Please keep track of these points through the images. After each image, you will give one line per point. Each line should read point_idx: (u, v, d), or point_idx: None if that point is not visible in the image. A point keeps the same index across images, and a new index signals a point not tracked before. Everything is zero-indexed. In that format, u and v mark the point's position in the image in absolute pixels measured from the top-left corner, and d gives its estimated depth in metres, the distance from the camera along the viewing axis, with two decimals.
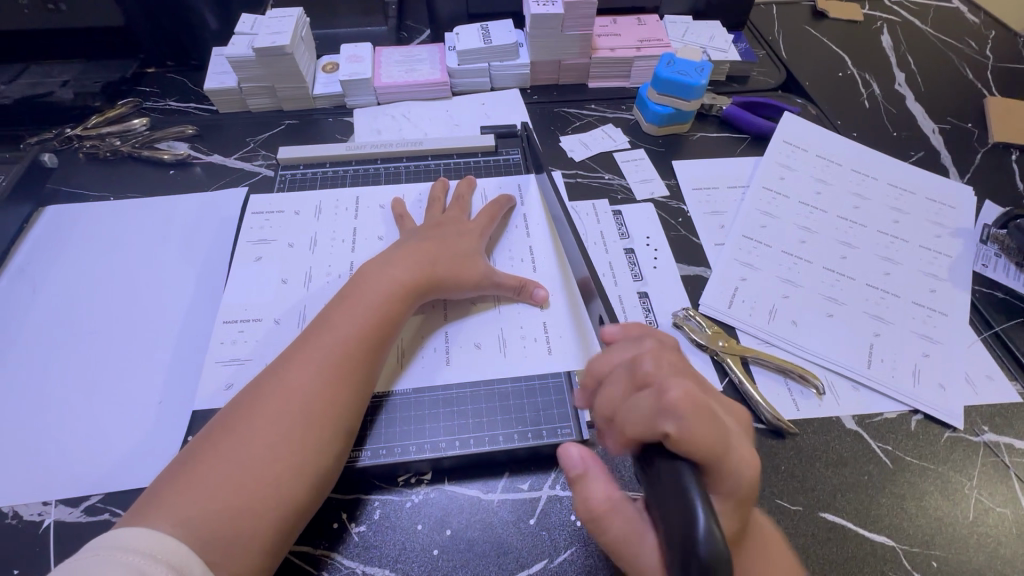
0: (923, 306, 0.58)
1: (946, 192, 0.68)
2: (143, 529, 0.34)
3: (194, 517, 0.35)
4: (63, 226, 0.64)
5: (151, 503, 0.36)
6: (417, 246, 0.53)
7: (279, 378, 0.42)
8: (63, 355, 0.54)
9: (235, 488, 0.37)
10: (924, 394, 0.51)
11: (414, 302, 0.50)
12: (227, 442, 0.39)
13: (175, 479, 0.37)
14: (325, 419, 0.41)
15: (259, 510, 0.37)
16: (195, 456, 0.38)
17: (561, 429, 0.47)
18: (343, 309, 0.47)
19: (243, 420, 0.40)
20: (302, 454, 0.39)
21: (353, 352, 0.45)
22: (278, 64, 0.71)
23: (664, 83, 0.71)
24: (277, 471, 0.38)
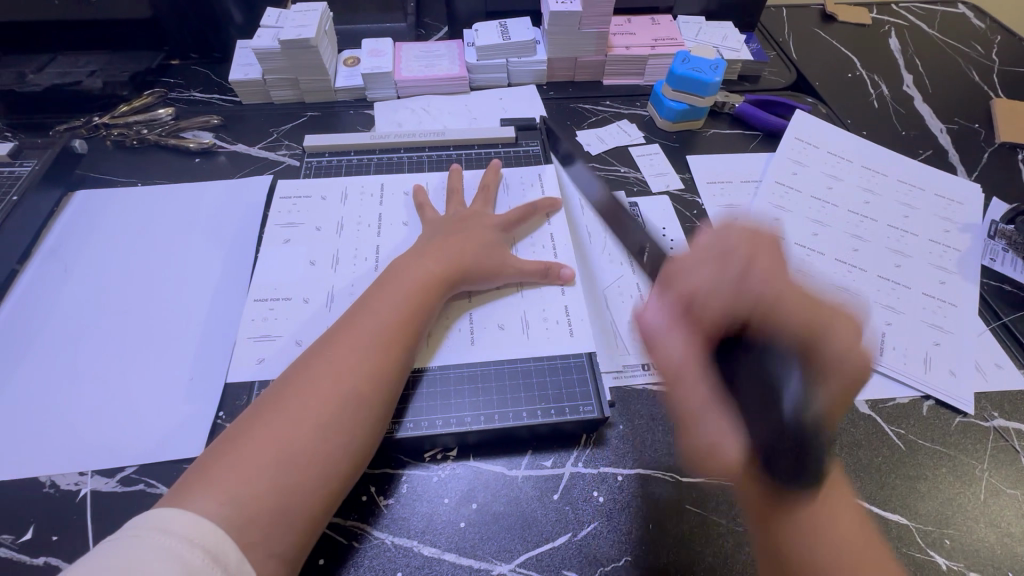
0: (933, 297, 0.59)
1: (955, 189, 0.70)
2: (184, 510, 0.35)
3: (236, 497, 0.36)
4: (93, 210, 0.66)
5: (194, 481, 0.37)
6: (444, 240, 0.54)
7: (317, 364, 0.43)
8: (97, 334, 0.55)
9: (276, 468, 0.38)
10: (935, 380, 0.53)
11: (445, 292, 0.51)
12: (267, 424, 0.40)
13: (216, 458, 0.38)
14: (363, 404, 0.42)
15: (302, 491, 0.38)
16: (239, 436, 0.39)
17: (583, 406, 0.48)
18: (382, 296, 0.48)
19: (288, 402, 0.41)
20: (339, 437, 0.40)
21: (388, 340, 0.46)
22: (302, 56, 0.73)
23: (679, 80, 0.73)
24: (321, 453, 0.39)
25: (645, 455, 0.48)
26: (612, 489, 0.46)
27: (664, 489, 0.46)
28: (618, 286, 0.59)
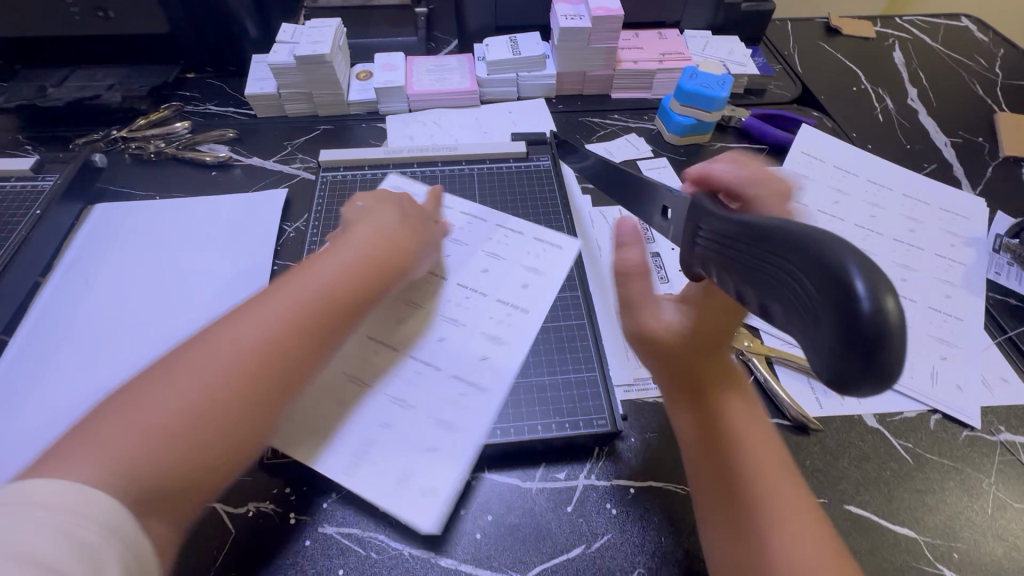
0: (940, 311, 0.60)
1: (960, 203, 0.71)
2: (58, 480, 0.30)
3: (122, 463, 0.32)
4: (112, 222, 0.67)
5: (74, 447, 0.32)
6: (402, 218, 0.53)
7: (236, 326, 0.39)
8: (118, 346, 0.56)
9: (173, 437, 0.34)
10: (941, 394, 0.54)
11: (398, 267, 0.49)
12: (167, 386, 0.35)
13: (103, 422, 0.33)
14: (284, 374, 0.39)
15: (204, 468, 0.35)
16: (134, 397, 0.35)
17: (596, 420, 0.49)
18: (325, 263, 0.45)
19: (196, 364, 0.37)
20: (254, 409, 0.37)
21: (323, 308, 0.42)
22: (317, 71, 0.74)
23: (687, 95, 0.74)
24: (229, 429, 0.36)
25: (658, 467, 0.49)
26: (625, 501, 0.47)
27: (676, 500, 0.46)
28: None
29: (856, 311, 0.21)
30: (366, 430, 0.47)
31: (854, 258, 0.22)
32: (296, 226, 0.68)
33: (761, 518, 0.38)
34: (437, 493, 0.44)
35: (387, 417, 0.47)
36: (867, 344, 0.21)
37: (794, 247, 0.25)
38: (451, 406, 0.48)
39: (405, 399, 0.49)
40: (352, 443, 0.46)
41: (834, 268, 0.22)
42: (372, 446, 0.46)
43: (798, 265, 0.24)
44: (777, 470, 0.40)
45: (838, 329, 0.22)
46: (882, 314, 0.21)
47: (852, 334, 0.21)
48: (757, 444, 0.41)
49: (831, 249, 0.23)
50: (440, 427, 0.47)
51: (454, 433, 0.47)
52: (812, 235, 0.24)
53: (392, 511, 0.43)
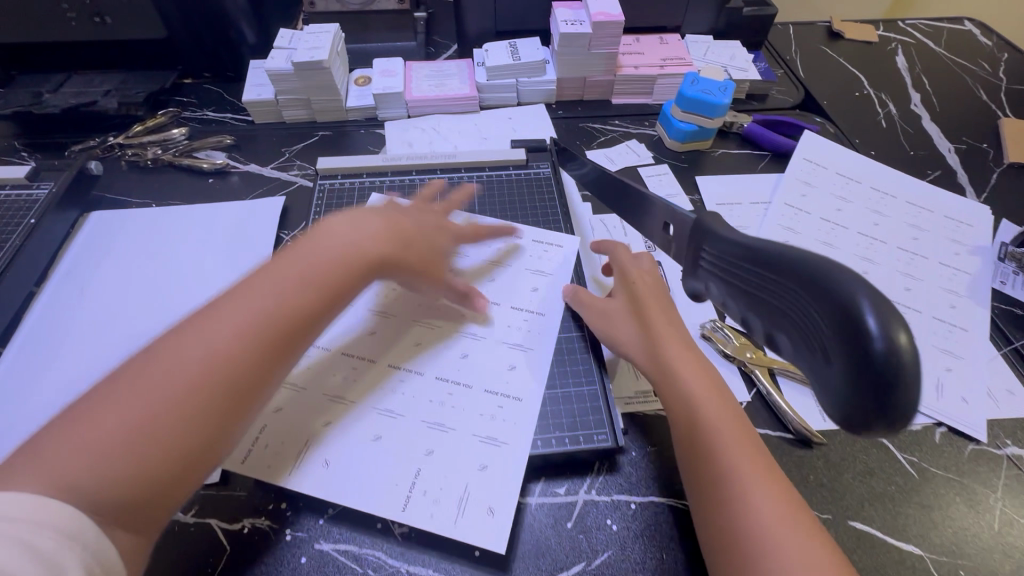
0: (944, 321, 0.59)
1: (964, 211, 0.70)
2: (10, 494, 0.31)
3: (74, 476, 0.33)
4: (107, 230, 0.66)
5: (28, 462, 0.33)
6: (380, 216, 0.51)
7: (188, 336, 0.39)
8: (112, 357, 0.56)
9: (128, 448, 0.34)
10: (947, 407, 0.53)
11: (365, 272, 0.48)
12: (118, 396, 0.36)
13: (59, 436, 0.34)
14: (239, 383, 0.39)
15: (161, 473, 0.35)
16: (89, 410, 0.35)
17: (597, 435, 0.49)
18: (282, 264, 0.45)
19: (150, 372, 0.37)
20: (210, 418, 0.38)
21: (277, 316, 0.42)
22: (314, 77, 0.74)
23: (687, 101, 0.73)
24: (184, 431, 0.36)
25: (659, 482, 0.48)
26: (625, 516, 0.46)
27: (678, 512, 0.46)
28: None
29: (867, 341, 0.22)
30: (361, 449, 0.46)
31: (860, 288, 0.23)
32: (293, 234, 0.67)
33: (729, 475, 0.41)
34: (496, 512, 0.43)
35: (415, 437, 0.47)
36: (881, 377, 0.22)
37: (797, 271, 0.26)
38: (489, 424, 0.48)
39: (440, 421, 0.48)
40: (343, 461, 0.46)
41: (841, 299, 0.23)
42: (415, 473, 0.45)
43: (804, 293, 0.25)
44: (735, 426, 0.43)
45: (852, 361, 0.23)
46: (892, 345, 0.22)
47: (869, 367, 0.22)
48: (714, 405, 0.44)
49: (838, 280, 0.24)
50: (484, 446, 0.47)
51: (501, 450, 0.46)
52: (814, 262, 0.25)
53: (456, 534, 0.42)
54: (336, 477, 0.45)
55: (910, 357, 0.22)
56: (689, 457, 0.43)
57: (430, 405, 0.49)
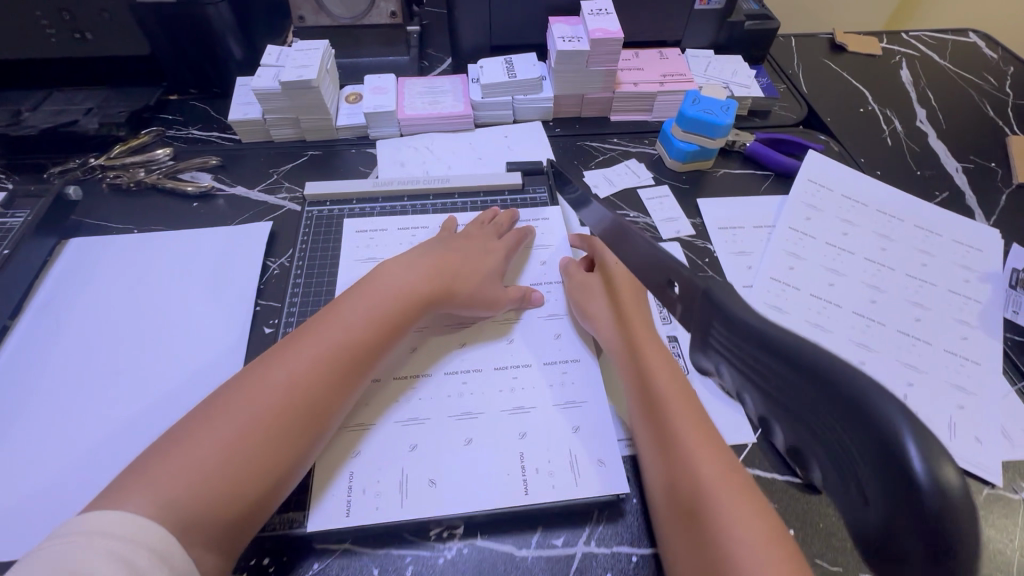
0: (956, 354, 0.57)
1: (974, 234, 0.68)
2: (118, 513, 0.35)
3: (169, 494, 0.37)
4: (86, 259, 0.64)
5: (131, 484, 0.37)
6: (434, 254, 0.57)
7: (265, 371, 0.45)
8: (91, 396, 0.53)
9: (222, 469, 0.39)
10: (961, 448, 0.51)
11: (421, 311, 0.52)
12: (210, 422, 0.41)
13: (158, 459, 0.39)
14: (308, 413, 0.44)
15: (241, 498, 0.39)
16: (184, 436, 0.41)
17: (596, 485, 0.46)
18: (353, 304, 0.50)
19: (237, 405, 0.42)
20: (282, 442, 0.42)
21: (343, 354, 0.47)
22: (303, 97, 0.71)
23: (689, 121, 0.71)
24: (264, 461, 0.41)
25: None
26: (626, 571, 0.43)
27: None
28: None
29: (913, 490, 0.17)
30: (398, 459, 0.47)
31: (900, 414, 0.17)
32: (280, 262, 0.65)
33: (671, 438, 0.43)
34: (607, 461, 0.47)
35: (450, 431, 0.49)
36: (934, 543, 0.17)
37: (815, 381, 0.19)
38: (562, 392, 0.52)
39: (468, 409, 0.51)
40: (376, 475, 0.46)
41: (884, 434, 0.17)
42: (518, 454, 0.48)
43: (828, 414, 0.19)
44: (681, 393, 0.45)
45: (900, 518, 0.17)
46: (946, 494, 0.16)
47: (920, 525, 0.17)
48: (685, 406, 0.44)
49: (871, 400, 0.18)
50: (568, 409, 0.51)
51: (584, 409, 0.51)
52: (843, 374, 0.18)
53: (584, 492, 0.46)
54: (368, 494, 0.45)
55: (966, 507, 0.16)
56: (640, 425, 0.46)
57: (501, 393, 0.52)
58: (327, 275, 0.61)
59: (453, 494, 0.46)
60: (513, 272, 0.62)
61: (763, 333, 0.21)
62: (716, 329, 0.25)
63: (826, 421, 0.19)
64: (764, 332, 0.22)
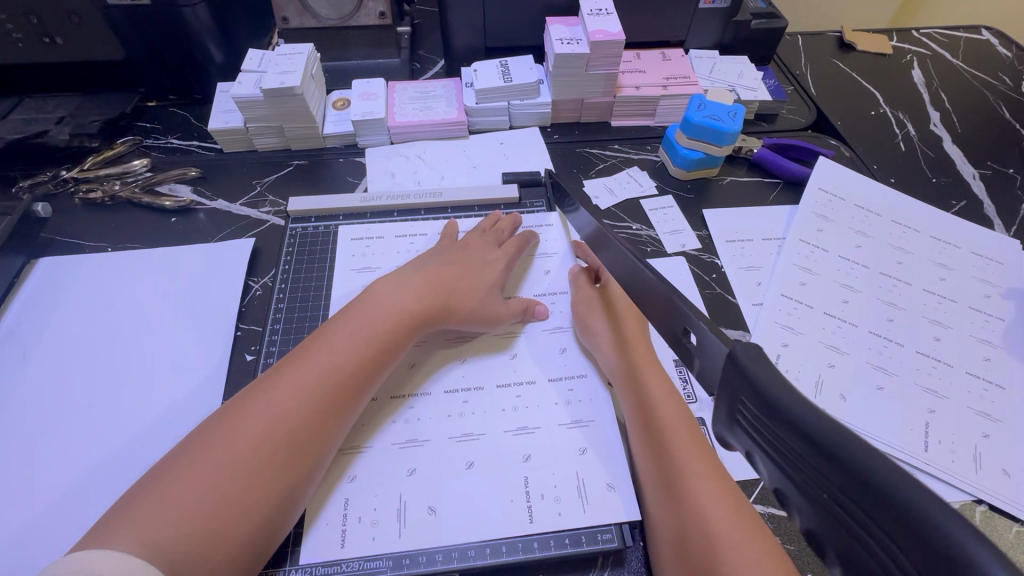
0: (978, 377, 0.54)
1: (993, 246, 0.65)
2: (106, 553, 0.32)
3: (161, 538, 0.34)
4: (56, 279, 0.60)
5: (114, 526, 0.34)
6: (430, 268, 0.53)
7: (254, 399, 0.42)
8: (59, 431, 0.50)
9: (212, 506, 0.36)
10: (988, 482, 0.48)
11: (416, 330, 0.49)
12: (198, 458, 0.38)
13: (142, 497, 0.36)
14: (300, 444, 0.40)
15: (232, 538, 0.36)
16: (169, 471, 0.37)
17: (601, 534, 0.41)
18: (345, 324, 0.47)
19: (226, 436, 0.39)
20: (274, 476, 0.38)
21: (335, 380, 0.43)
22: (286, 104, 0.67)
23: (695, 128, 0.67)
24: (256, 496, 0.37)
25: None
26: None
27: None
28: None
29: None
30: (396, 484, 0.43)
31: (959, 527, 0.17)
32: (263, 282, 0.61)
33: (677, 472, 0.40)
34: (617, 485, 0.43)
35: (450, 453, 0.45)
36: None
37: (858, 482, 0.20)
38: (569, 410, 0.48)
39: (470, 430, 0.46)
40: (372, 501, 0.42)
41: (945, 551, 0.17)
42: (522, 480, 0.44)
43: (880, 520, 0.19)
44: (684, 424, 0.43)
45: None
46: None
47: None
48: (692, 443, 0.41)
49: (924, 511, 0.18)
50: (575, 429, 0.47)
51: (590, 429, 0.47)
52: (895, 489, 0.19)
53: (593, 521, 0.42)
54: (365, 521, 0.42)
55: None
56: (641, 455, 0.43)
57: (504, 413, 0.48)
58: (312, 297, 0.57)
59: (455, 530, 0.41)
60: (514, 282, 0.58)
61: (806, 427, 0.22)
62: (746, 405, 0.25)
63: (878, 526, 0.19)
64: (801, 420, 0.22)
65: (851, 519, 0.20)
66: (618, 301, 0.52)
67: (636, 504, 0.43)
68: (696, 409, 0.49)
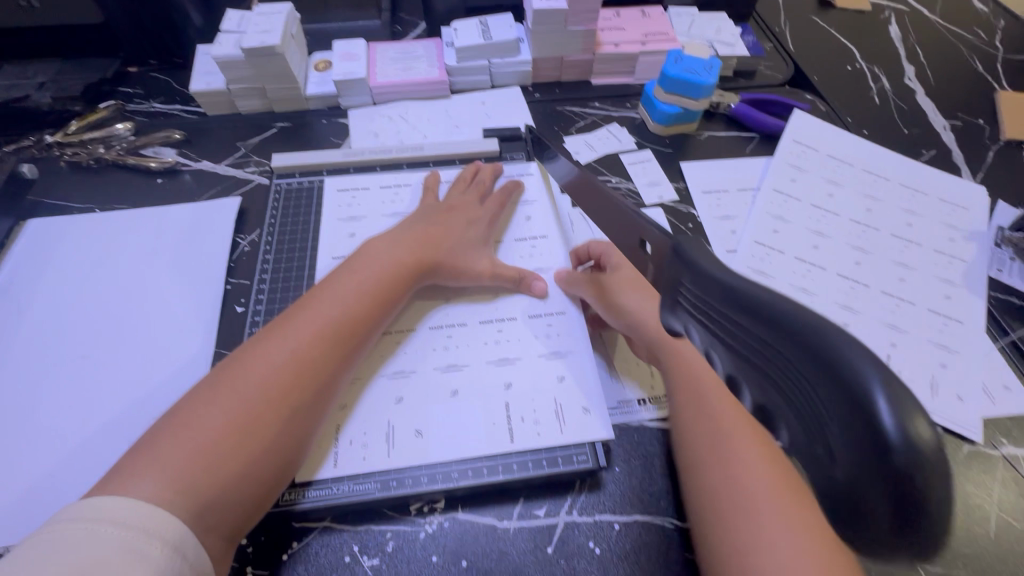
0: (938, 314, 0.57)
1: (960, 193, 0.67)
2: (126, 499, 0.33)
3: (181, 479, 0.35)
4: (46, 240, 0.61)
5: (128, 471, 0.35)
6: (419, 225, 0.54)
7: (258, 346, 0.42)
8: (56, 382, 0.52)
9: (225, 452, 0.37)
10: (943, 407, 0.51)
11: (412, 283, 0.50)
12: (205, 403, 0.38)
13: (154, 441, 0.37)
14: (313, 393, 0.42)
15: (246, 480, 0.37)
16: (178, 418, 0.38)
17: (576, 455, 0.44)
18: (348, 277, 0.48)
19: (235, 385, 0.40)
20: (282, 421, 0.40)
21: (342, 331, 0.44)
22: (267, 65, 0.68)
23: (672, 82, 0.68)
24: (269, 441, 0.39)
25: (642, 499, 0.44)
26: (609, 539, 0.42)
27: (668, 505, 0.44)
28: None
29: (881, 449, 0.16)
30: (385, 411, 0.46)
31: (862, 360, 0.16)
32: (250, 239, 0.62)
33: (728, 439, 0.41)
34: (592, 410, 0.46)
35: (435, 383, 0.47)
36: (902, 507, 0.16)
37: (789, 340, 0.18)
38: (548, 342, 0.50)
39: (454, 361, 0.49)
40: (363, 426, 0.45)
41: (849, 387, 0.16)
42: (503, 405, 0.46)
43: (796, 370, 0.18)
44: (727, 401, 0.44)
45: (857, 478, 0.17)
46: (919, 452, 0.15)
47: (882, 488, 0.16)
48: (733, 418, 0.42)
49: (839, 354, 0.16)
50: (552, 359, 0.49)
51: (569, 359, 0.49)
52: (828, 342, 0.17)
53: (569, 440, 0.45)
54: (357, 445, 0.44)
55: (938, 461, 0.16)
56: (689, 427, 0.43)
57: (486, 345, 0.50)
58: (298, 250, 0.59)
59: (438, 457, 0.44)
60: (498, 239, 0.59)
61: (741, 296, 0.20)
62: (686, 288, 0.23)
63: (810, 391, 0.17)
64: (724, 283, 0.21)
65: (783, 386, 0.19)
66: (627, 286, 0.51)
67: (608, 427, 0.46)
68: None
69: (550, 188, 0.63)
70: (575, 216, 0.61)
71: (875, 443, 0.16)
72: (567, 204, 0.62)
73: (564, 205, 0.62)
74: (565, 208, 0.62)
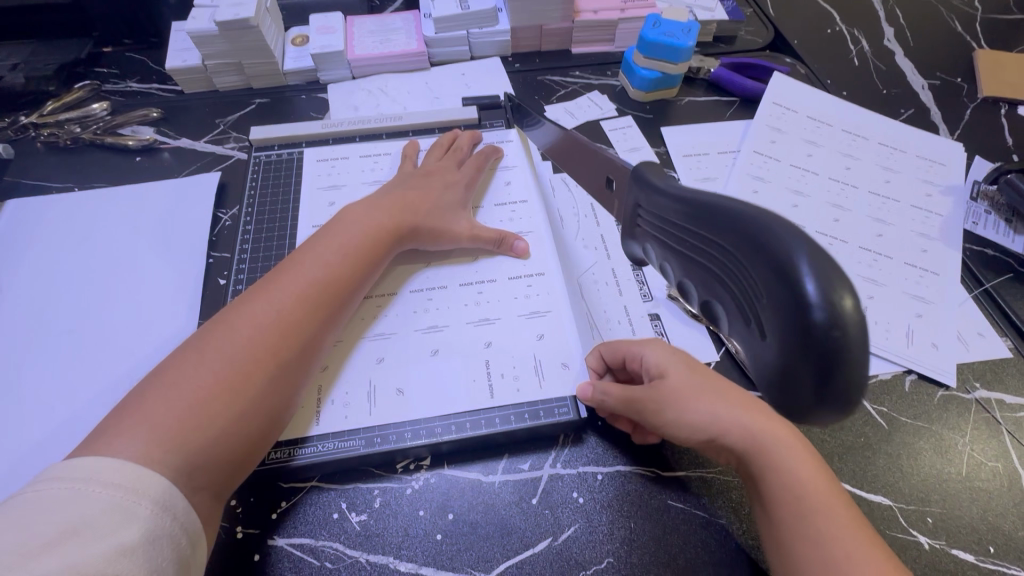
0: (915, 266, 0.58)
1: (937, 149, 0.68)
2: (112, 459, 0.33)
3: (169, 438, 0.35)
4: (25, 219, 0.61)
5: (111, 432, 0.34)
6: (397, 189, 0.54)
7: (242, 307, 0.42)
8: (42, 357, 0.52)
9: (215, 410, 0.37)
10: (917, 354, 0.52)
11: (391, 247, 0.50)
12: (191, 363, 0.39)
13: (138, 402, 0.36)
14: (298, 354, 0.42)
15: (237, 436, 0.38)
16: (163, 378, 0.38)
17: (558, 408, 0.45)
18: (326, 240, 0.48)
19: (222, 344, 0.40)
20: (271, 380, 0.40)
21: (324, 292, 0.45)
22: (242, 39, 0.67)
23: (651, 46, 0.68)
24: (259, 399, 0.39)
25: (625, 451, 0.45)
26: (592, 488, 0.43)
27: (648, 455, 0.45)
28: (593, 273, 0.55)
29: (807, 314, 0.21)
30: (367, 371, 0.47)
31: (800, 246, 0.21)
32: (231, 213, 0.62)
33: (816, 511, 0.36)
34: (572, 364, 0.47)
35: (417, 343, 0.48)
36: (821, 366, 0.21)
37: (739, 235, 0.23)
38: (529, 303, 0.51)
39: (436, 323, 0.50)
40: (346, 387, 0.46)
41: (780, 261, 0.21)
42: (485, 363, 0.47)
43: (743, 258, 0.23)
44: (819, 479, 0.38)
45: (791, 345, 0.21)
46: (836, 314, 0.20)
47: (808, 347, 0.21)
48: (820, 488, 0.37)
49: (777, 240, 0.22)
50: (532, 318, 0.50)
51: (549, 317, 0.50)
52: (764, 230, 0.22)
53: (551, 394, 0.46)
54: (340, 405, 0.45)
55: (857, 330, 0.20)
56: (794, 535, 0.36)
57: (468, 307, 0.51)
58: (278, 223, 0.59)
59: (421, 413, 0.45)
60: (477, 202, 0.59)
61: (701, 206, 0.26)
62: (647, 211, 0.31)
63: (753, 274, 0.23)
64: (685, 199, 0.27)
65: (728, 274, 0.25)
66: (683, 394, 0.40)
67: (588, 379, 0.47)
68: (649, 305, 0.53)
69: (530, 155, 0.63)
70: (556, 181, 0.62)
71: (799, 306, 0.21)
72: (548, 171, 0.63)
73: (545, 171, 0.63)
74: (545, 174, 0.63)
